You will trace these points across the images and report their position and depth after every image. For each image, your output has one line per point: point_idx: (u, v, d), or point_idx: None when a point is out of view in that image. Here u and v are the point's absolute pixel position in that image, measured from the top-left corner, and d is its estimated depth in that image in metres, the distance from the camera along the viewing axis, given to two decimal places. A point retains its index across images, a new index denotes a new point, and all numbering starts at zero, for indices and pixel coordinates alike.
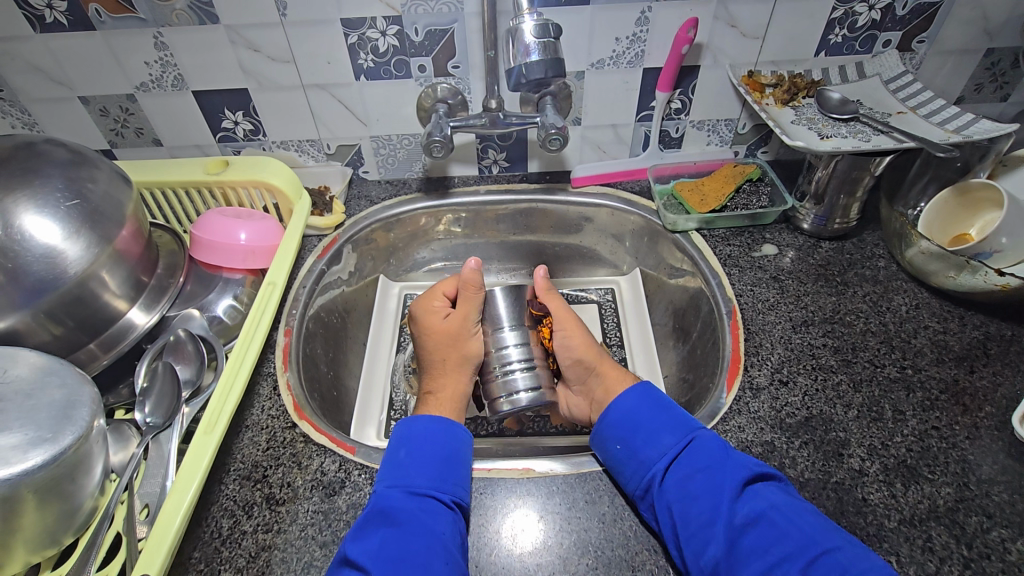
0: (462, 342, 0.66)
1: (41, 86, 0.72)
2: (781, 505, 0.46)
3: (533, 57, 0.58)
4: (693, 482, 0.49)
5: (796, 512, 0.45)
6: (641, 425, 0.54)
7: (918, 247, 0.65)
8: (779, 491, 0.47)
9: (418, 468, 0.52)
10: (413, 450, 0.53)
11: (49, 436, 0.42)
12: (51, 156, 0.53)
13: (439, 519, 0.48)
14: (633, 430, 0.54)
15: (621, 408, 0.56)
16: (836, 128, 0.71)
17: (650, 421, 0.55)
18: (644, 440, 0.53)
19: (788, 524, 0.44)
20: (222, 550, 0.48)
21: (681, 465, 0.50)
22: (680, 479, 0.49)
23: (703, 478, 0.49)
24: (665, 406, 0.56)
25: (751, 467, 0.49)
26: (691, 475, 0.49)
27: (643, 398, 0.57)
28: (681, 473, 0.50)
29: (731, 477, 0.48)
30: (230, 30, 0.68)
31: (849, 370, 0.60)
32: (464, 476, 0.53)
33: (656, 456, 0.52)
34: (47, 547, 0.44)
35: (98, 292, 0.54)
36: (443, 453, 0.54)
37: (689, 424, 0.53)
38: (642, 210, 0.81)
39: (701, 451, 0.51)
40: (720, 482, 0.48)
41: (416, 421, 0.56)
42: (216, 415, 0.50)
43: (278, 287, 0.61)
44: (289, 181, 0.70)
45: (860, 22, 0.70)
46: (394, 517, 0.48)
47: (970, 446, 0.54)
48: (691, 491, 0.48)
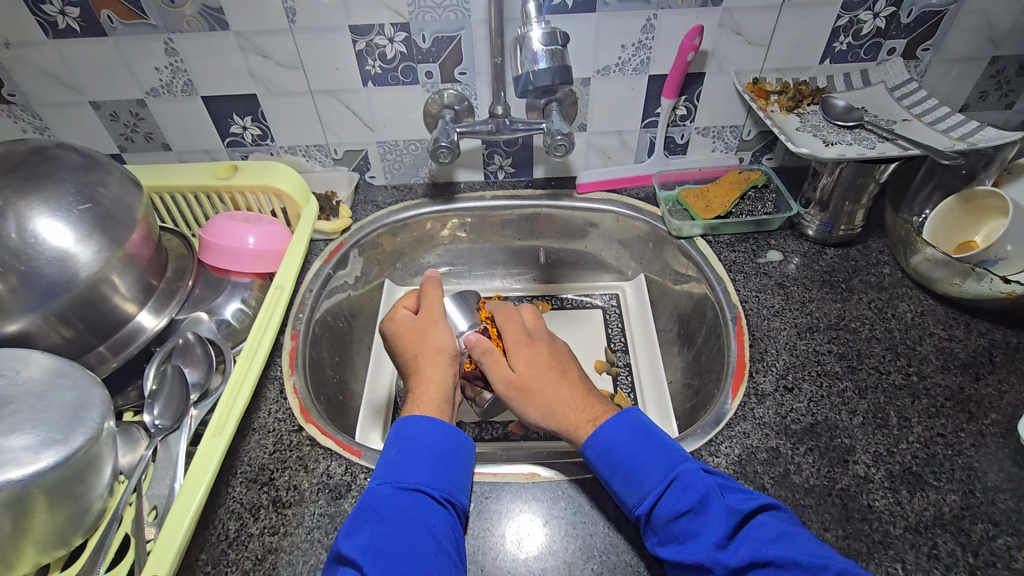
0: (431, 334, 0.62)
1: (53, 92, 0.73)
2: (773, 546, 0.42)
3: (541, 65, 0.59)
4: (678, 526, 0.45)
5: (790, 552, 0.42)
6: (621, 460, 0.50)
7: (923, 254, 0.65)
8: (772, 529, 0.44)
9: (410, 464, 0.50)
10: (406, 447, 0.51)
11: (60, 437, 0.42)
12: (64, 161, 0.54)
13: (431, 516, 0.47)
14: (613, 467, 0.50)
15: (599, 441, 0.51)
16: (841, 135, 0.71)
17: (631, 454, 0.50)
18: (626, 477, 0.49)
19: (781, 570, 0.41)
20: (229, 553, 0.49)
21: (665, 507, 0.46)
22: (665, 523, 0.46)
23: (689, 521, 0.45)
24: (647, 435, 0.51)
25: (738, 508, 0.45)
26: (676, 518, 0.46)
27: (619, 428, 0.52)
28: (665, 515, 0.46)
29: (717, 522, 0.44)
30: (240, 36, 0.68)
31: (855, 377, 0.60)
32: (461, 477, 0.51)
33: (638, 497, 0.48)
34: (56, 548, 0.44)
35: (109, 295, 0.54)
36: (436, 451, 0.51)
37: (673, 457, 0.49)
38: (647, 216, 0.81)
39: (686, 488, 0.47)
40: (708, 526, 0.44)
41: (413, 422, 0.53)
42: (223, 418, 0.51)
43: (286, 291, 0.61)
44: (297, 186, 0.71)
45: (864, 30, 0.71)
46: (383, 513, 0.46)
47: (976, 453, 0.54)
48: (677, 536, 0.45)
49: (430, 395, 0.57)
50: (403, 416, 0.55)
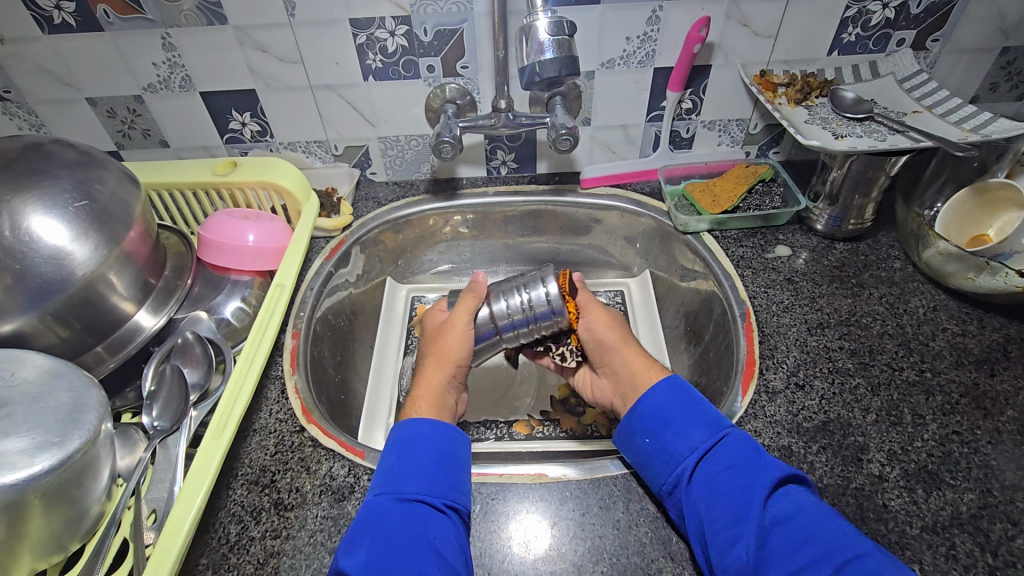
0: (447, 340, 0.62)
1: (50, 88, 0.72)
2: (812, 509, 0.44)
3: (546, 55, 0.58)
4: (723, 477, 0.47)
5: (824, 517, 0.43)
6: (672, 419, 0.52)
7: (935, 248, 0.64)
8: (808, 496, 0.46)
9: (410, 472, 0.49)
10: (404, 455, 0.51)
11: (56, 440, 0.41)
12: (59, 157, 0.53)
13: (431, 524, 0.46)
14: (664, 423, 0.52)
15: (653, 401, 0.54)
16: (850, 128, 0.69)
17: (681, 415, 0.52)
18: (676, 433, 0.51)
19: (818, 526, 0.42)
20: (230, 557, 0.48)
21: (711, 461, 0.48)
22: (710, 475, 0.47)
23: (734, 474, 0.47)
24: (697, 401, 0.53)
25: (782, 469, 0.47)
26: (722, 471, 0.47)
27: (673, 391, 0.54)
28: (710, 469, 0.48)
29: (762, 476, 0.46)
30: (238, 30, 0.67)
31: (867, 373, 0.59)
32: (464, 480, 0.51)
33: (687, 450, 0.49)
34: (53, 553, 0.43)
35: (105, 294, 0.53)
36: (436, 456, 0.51)
37: (721, 420, 0.51)
38: (653, 211, 0.80)
39: (733, 446, 0.49)
40: (751, 480, 0.46)
41: (411, 424, 0.53)
42: (223, 420, 0.50)
43: (287, 289, 0.60)
44: (297, 182, 0.70)
45: (873, 21, 0.70)
46: (382, 526, 0.45)
47: (992, 451, 0.53)
48: (721, 486, 0.46)
49: (425, 397, 0.58)
50: (410, 419, 0.54)
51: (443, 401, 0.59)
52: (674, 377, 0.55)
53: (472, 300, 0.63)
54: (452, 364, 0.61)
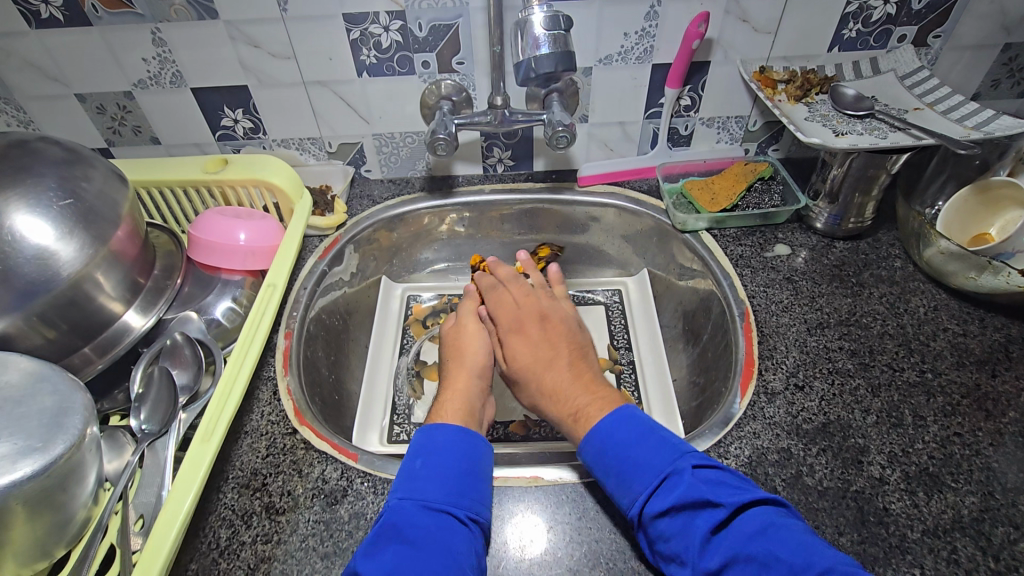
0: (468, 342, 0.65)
1: (38, 84, 0.71)
2: (757, 538, 0.41)
3: (542, 50, 0.57)
4: (664, 524, 0.44)
5: (772, 544, 0.40)
6: (613, 460, 0.49)
7: (937, 247, 0.63)
8: (761, 519, 0.42)
9: (435, 479, 0.48)
10: (431, 461, 0.49)
11: (39, 446, 0.40)
12: (44, 154, 0.52)
13: (455, 536, 0.45)
14: (606, 468, 0.49)
15: (593, 439, 0.51)
16: (851, 125, 0.69)
17: (623, 452, 0.49)
18: (619, 477, 0.48)
19: (763, 559, 0.39)
20: (220, 562, 0.47)
21: (652, 507, 0.45)
22: (654, 523, 0.45)
23: (674, 517, 0.44)
24: (642, 433, 0.50)
25: (726, 504, 0.43)
26: (663, 515, 0.44)
27: (618, 425, 0.51)
28: (653, 514, 0.45)
29: (704, 519, 0.43)
30: (230, 26, 0.66)
31: (867, 374, 0.59)
32: (486, 492, 0.49)
33: (631, 497, 0.47)
34: (37, 560, 0.42)
35: (93, 294, 0.52)
36: (463, 466, 0.49)
37: (663, 458, 0.48)
38: (651, 210, 0.79)
39: (673, 486, 0.45)
40: (692, 523, 0.43)
41: (438, 430, 0.52)
42: (212, 424, 0.48)
43: (279, 289, 0.59)
44: (290, 179, 0.69)
45: (874, 16, 0.69)
46: (407, 534, 0.44)
47: (994, 453, 0.52)
48: (664, 531, 0.44)
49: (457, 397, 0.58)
50: (432, 425, 0.53)
51: (470, 406, 0.57)
52: (624, 408, 0.53)
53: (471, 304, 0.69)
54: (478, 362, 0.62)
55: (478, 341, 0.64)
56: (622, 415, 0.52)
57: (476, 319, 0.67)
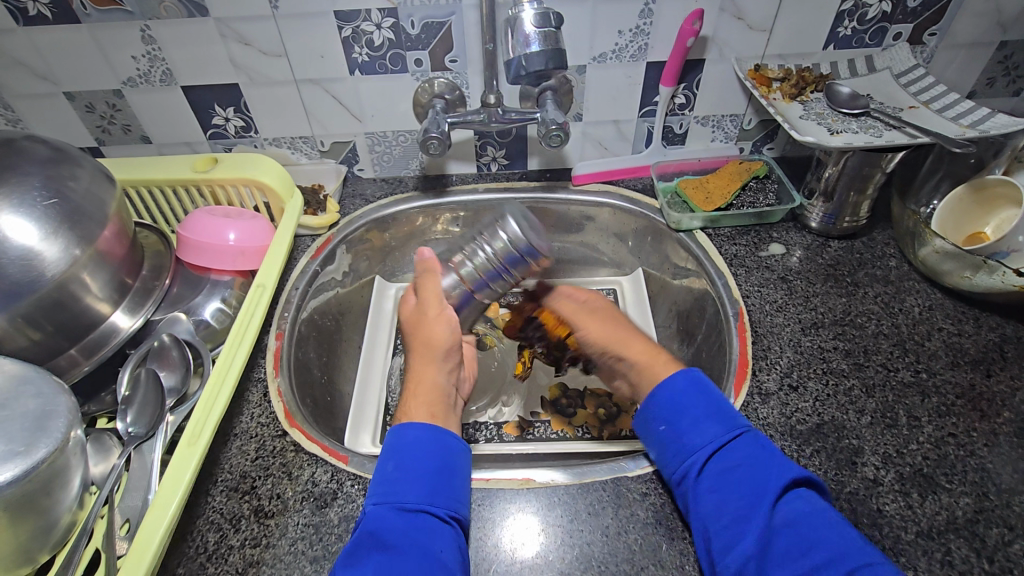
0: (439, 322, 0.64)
1: (26, 82, 0.70)
2: (822, 510, 0.42)
3: (534, 48, 0.56)
4: (735, 475, 0.45)
5: (831, 522, 0.42)
6: (688, 409, 0.50)
7: (931, 246, 0.63)
8: (822, 500, 0.44)
9: (409, 480, 0.47)
10: (403, 462, 0.48)
11: (22, 449, 0.40)
12: (30, 153, 0.51)
13: (435, 537, 0.44)
14: (678, 412, 0.50)
15: (669, 388, 0.51)
16: (846, 123, 0.68)
17: (696, 404, 0.50)
18: (691, 424, 0.49)
19: (826, 532, 0.41)
20: (208, 566, 0.46)
21: (723, 457, 0.47)
22: (720, 471, 0.46)
23: (748, 472, 0.45)
24: (711, 392, 0.51)
25: (797, 471, 0.45)
26: (733, 468, 0.46)
27: (690, 388, 0.51)
28: (721, 467, 0.46)
29: (776, 478, 0.44)
30: (220, 23, 0.65)
31: (861, 374, 0.58)
32: (463, 488, 0.49)
33: (701, 443, 0.48)
34: (21, 565, 0.42)
35: (79, 295, 0.51)
36: (436, 464, 0.48)
37: (737, 417, 0.49)
38: (645, 209, 0.78)
39: (748, 446, 0.47)
40: (764, 481, 0.44)
41: (408, 428, 0.51)
42: (199, 426, 0.48)
43: (268, 290, 0.58)
44: (280, 178, 0.68)
45: (870, 14, 0.68)
46: (386, 539, 0.43)
47: (988, 454, 0.52)
48: (733, 483, 0.45)
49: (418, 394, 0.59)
50: (402, 424, 0.52)
51: (439, 395, 0.60)
52: (690, 371, 0.52)
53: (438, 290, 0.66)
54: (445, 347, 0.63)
55: (445, 324, 0.64)
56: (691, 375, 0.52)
57: (435, 297, 0.65)
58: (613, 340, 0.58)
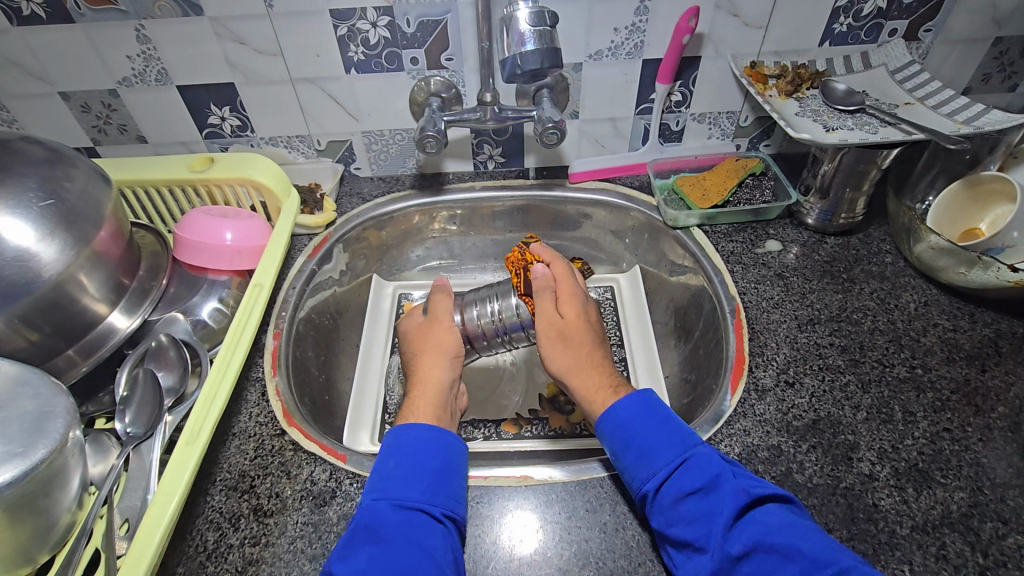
0: (437, 334, 0.63)
1: (21, 82, 0.70)
2: (780, 527, 0.42)
3: (528, 47, 0.56)
4: (687, 505, 0.45)
5: (793, 536, 0.42)
6: (635, 440, 0.50)
7: (926, 242, 0.63)
8: (781, 514, 0.44)
9: (411, 478, 0.48)
10: (406, 460, 0.49)
11: (20, 450, 0.40)
12: (25, 154, 0.51)
13: (430, 534, 0.45)
14: (627, 443, 0.51)
15: (617, 419, 0.53)
16: (841, 120, 0.68)
17: (644, 435, 0.50)
18: (639, 456, 0.49)
19: (787, 548, 0.41)
20: (207, 565, 0.47)
21: (673, 487, 0.47)
22: (673, 501, 0.46)
23: (698, 500, 0.45)
24: (662, 420, 0.51)
25: (748, 490, 0.45)
26: (684, 498, 0.46)
27: (639, 410, 0.52)
28: (673, 494, 0.46)
29: (726, 502, 0.44)
30: (214, 22, 0.65)
31: (857, 370, 0.59)
32: (459, 489, 0.49)
33: (649, 475, 0.48)
34: (21, 565, 0.42)
35: (76, 296, 0.51)
36: (436, 464, 0.50)
37: (686, 441, 0.49)
38: (642, 206, 0.79)
39: (698, 470, 0.47)
40: (715, 506, 0.44)
41: (410, 430, 0.52)
42: (198, 425, 0.48)
43: (265, 289, 0.58)
44: (276, 178, 0.68)
45: (865, 11, 0.68)
46: (381, 533, 0.44)
47: (983, 448, 0.52)
48: (684, 514, 0.45)
49: (427, 397, 0.58)
50: (403, 425, 0.53)
51: (442, 401, 0.58)
52: (646, 394, 0.54)
53: (446, 301, 0.66)
54: (450, 356, 0.62)
55: (450, 333, 0.63)
56: (642, 399, 0.53)
57: (449, 316, 0.65)
58: (573, 373, 0.59)
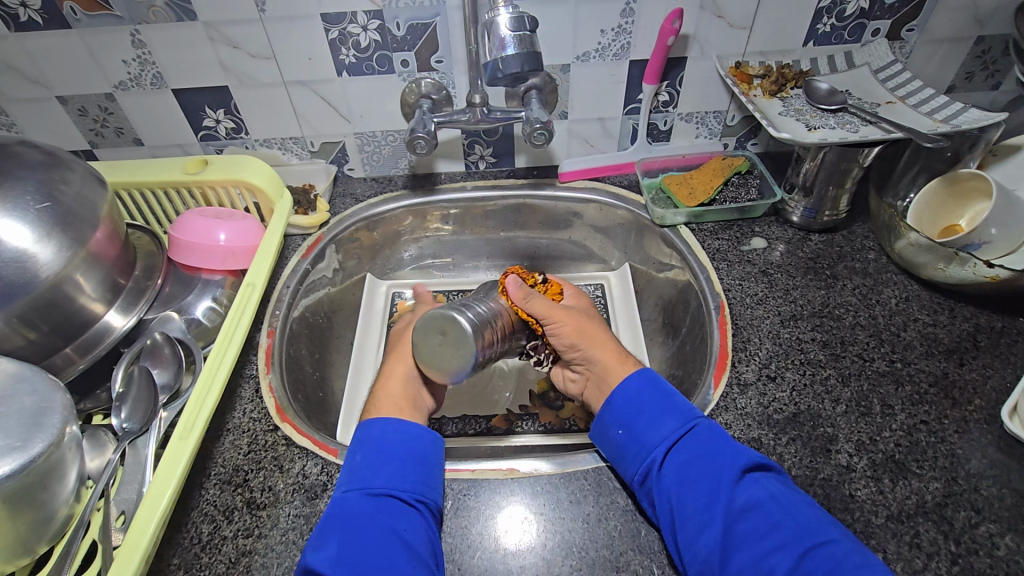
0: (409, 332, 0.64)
1: (19, 86, 0.71)
2: (780, 494, 0.45)
3: (510, 51, 0.57)
4: (693, 467, 0.48)
5: (792, 503, 0.44)
6: (644, 409, 0.53)
7: (907, 239, 0.64)
8: (779, 482, 0.47)
9: (381, 467, 0.50)
10: (371, 453, 0.51)
11: (18, 444, 0.41)
12: (22, 158, 0.52)
13: (400, 518, 0.46)
14: (636, 413, 0.53)
15: (627, 391, 0.54)
16: (824, 119, 0.69)
17: (653, 404, 0.53)
18: (647, 423, 0.52)
19: (786, 515, 0.44)
20: (201, 557, 0.48)
21: (682, 450, 0.49)
22: (680, 462, 0.48)
23: (704, 464, 0.48)
24: (668, 393, 0.54)
25: (752, 456, 0.48)
26: (692, 460, 0.48)
27: (646, 384, 0.55)
28: (681, 459, 0.49)
29: (730, 465, 0.47)
30: (208, 27, 0.66)
31: (838, 364, 0.60)
32: (435, 476, 0.51)
33: (658, 440, 0.50)
34: (20, 556, 0.43)
35: (72, 296, 0.53)
36: (405, 452, 0.51)
37: (692, 412, 0.52)
38: (631, 204, 0.80)
39: (705, 437, 0.50)
40: (720, 469, 0.47)
41: (373, 424, 0.53)
42: (191, 420, 0.49)
43: (258, 289, 0.59)
44: (269, 179, 0.69)
45: (848, 11, 0.69)
46: (349, 521, 0.46)
47: (959, 440, 0.53)
48: (690, 476, 0.47)
49: (387, 391, 0.58)
50: (373, 417, 0.55)
51: (406, 392, 0.59)
52: (643, 372, 0.56)
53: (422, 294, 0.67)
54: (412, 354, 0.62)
55: (416, 337, 0.64)
56: (651, 375, 0.56)
57: (421, 317, 0.66)
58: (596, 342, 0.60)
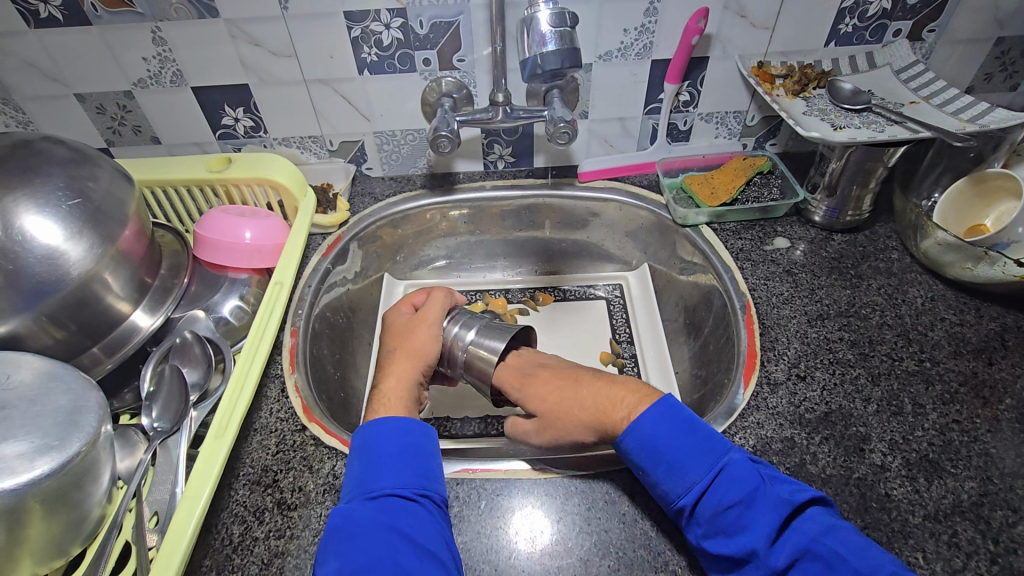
0: (418, 334, 0.61)
1: (36, 83, 0.71)
2: (824, 535, 0.41)
3: (549, 47, 0.57)
4: (726, 518, 0.43)
5: (838, 542, 0.41)
6: (664, 453, 0.47)
7: (934, 238, 0.64)
8: (817, 518, 0.43)
9: (379, 468, 0.47)
10: (370, 457, 0.48)
11: (55, 443, 0.41)
12: (50, 155, 0.51)
13: (402, 516, 0.45)
14: (656, 459, 0.47)
15: (640, 434, 0.49)
16: (849, 119, 0.69)
17: (674, 448, 0.47)
18: (670, 470, 0.46)
19: (833, 554, 0.40)
20: (234, 558, 0.47)
21: (711, 499, 0.44)
22: (711, 515, 0.44)
23: (738, 513, 0.43)
24: (687, 428, 0.48)
25: (788, 499, 0.43)
26: (722, 510, 0.44)
27: (663, 422, 0.49)
28: (710, 509, 0.44)
29: (766, 515, 0.43)
30: (230, 24, 0.66)
31: (867, 364, 0.60)
32: (434, 466, 0.49)
33: (683, 490, 0.45)
34: (54, 558, 0.43)
35: (101, 294, 0.52)
36: (401, 449, 0.49)
37: (716, 450, 0.47)
38: (651, 204, 0.80)
39: (735, 482, 0.44)
40: (756, 519, 0.43)
41: (371, 427, 0.50)
42: (226, 419, 0.49)
43: (286, 287, 0.59)
44: (294, 177, 0.69)
45: (870, 12, 0.69)
46: (350, 529, 0.43)
47: (992, 439, 0.53)
48: (725, 526, 0.43)
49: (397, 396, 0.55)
50: (374, 420, 0.51)
51: (411, 396, 0.56)
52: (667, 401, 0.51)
53: (441, 304, 0.65)
54: (425, 362, 0.59)
55: (432, 341, 0.61)
56: (666, 410, 0.50)
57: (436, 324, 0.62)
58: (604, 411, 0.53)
